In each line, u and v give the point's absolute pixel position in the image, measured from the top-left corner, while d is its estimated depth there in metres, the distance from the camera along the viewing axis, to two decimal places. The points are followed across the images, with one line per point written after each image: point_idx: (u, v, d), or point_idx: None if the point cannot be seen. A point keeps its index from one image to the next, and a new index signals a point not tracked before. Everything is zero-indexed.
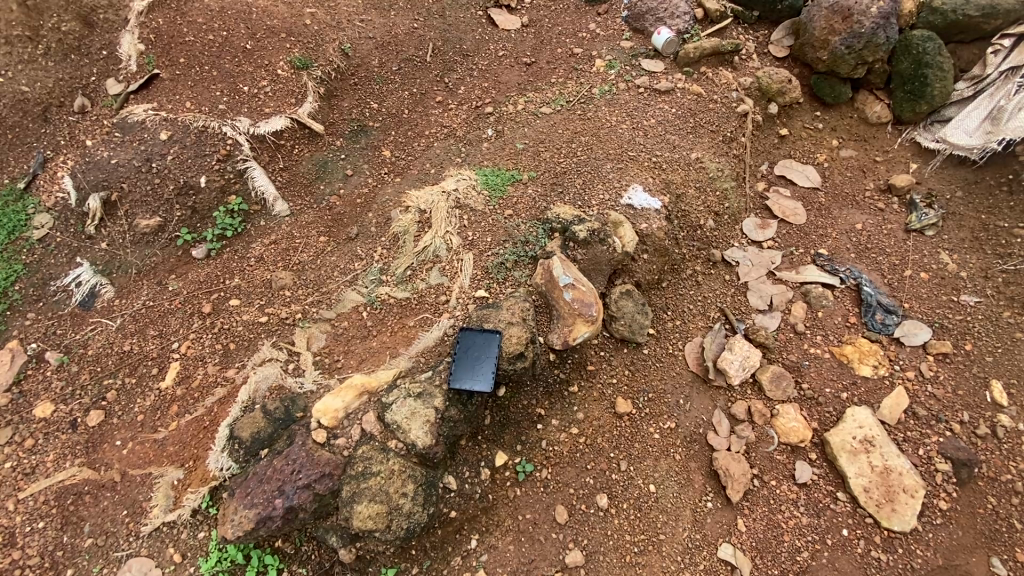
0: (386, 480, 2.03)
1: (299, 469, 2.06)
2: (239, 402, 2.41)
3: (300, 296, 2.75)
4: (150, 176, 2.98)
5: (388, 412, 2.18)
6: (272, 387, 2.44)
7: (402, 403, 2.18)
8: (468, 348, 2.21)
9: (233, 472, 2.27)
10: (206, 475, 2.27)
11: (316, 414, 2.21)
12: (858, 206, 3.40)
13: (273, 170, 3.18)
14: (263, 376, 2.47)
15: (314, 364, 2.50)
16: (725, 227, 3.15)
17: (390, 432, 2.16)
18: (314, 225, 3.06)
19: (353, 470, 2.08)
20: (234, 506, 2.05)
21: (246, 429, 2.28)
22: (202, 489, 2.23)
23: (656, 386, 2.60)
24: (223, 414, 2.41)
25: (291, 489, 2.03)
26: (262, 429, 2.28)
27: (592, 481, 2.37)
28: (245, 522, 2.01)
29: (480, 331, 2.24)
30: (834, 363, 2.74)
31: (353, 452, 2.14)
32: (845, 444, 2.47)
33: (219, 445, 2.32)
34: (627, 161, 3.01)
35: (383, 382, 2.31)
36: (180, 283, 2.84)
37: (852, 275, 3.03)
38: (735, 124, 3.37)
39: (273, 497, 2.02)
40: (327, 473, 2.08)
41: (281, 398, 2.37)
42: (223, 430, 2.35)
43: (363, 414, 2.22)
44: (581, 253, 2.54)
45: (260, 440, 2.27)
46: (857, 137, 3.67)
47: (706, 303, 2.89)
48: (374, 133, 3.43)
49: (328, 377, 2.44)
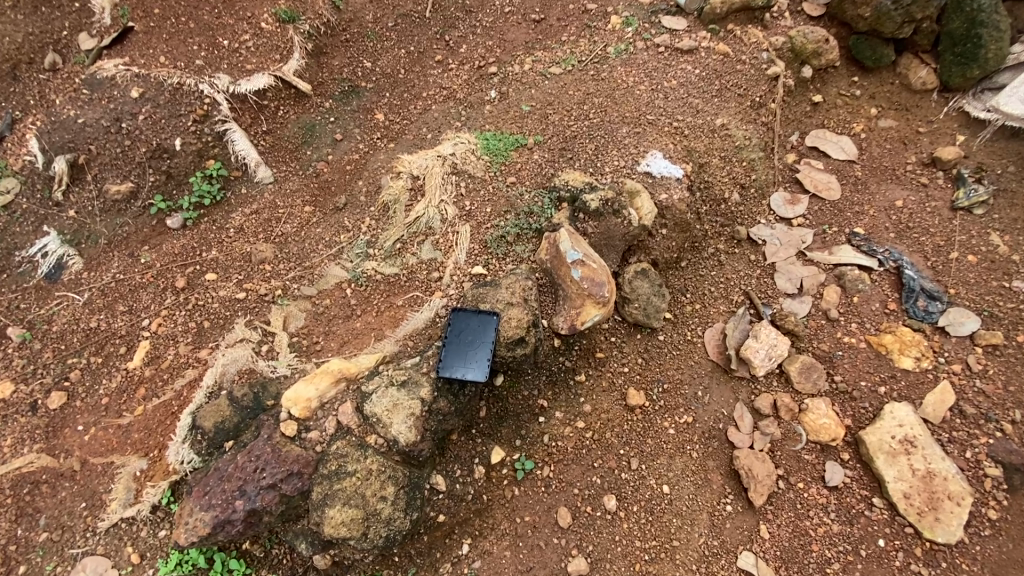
0: (361, 482, 1.81)
1: (262, 468, 1.81)
2: (205, 387, 2.17)
3: (281, 271, 2.50)
4: (119, 138, 2.74)
5: (367, 404, 1.93)
6: (241, 372, 2.20)
7: (384, 394, 1.93)
8: (460, 331, 1.96)
9: (194, 466, 2.04)
10: (166, 468, 2.05)
11: (285, 405, 1.94)
12: (898, 182, 3.09)
13: (255, 133, 2.90)
14: (231, 359, 2.22)
15: (290, 346, 2.26)
16: (751, 202, 2.86)
17: (369, 426, 1.92)
18: (298, 193, 2.81)
19: (326, 468, 1.85)
20: (188, 507, 1.82)
21: (208, 419, 2.06)
22: (162, 484, 2.02)
23: (673, 376, 2.34)
24: (189, 399, 2.18)
25: (254, 491, 1.80)
26: (226, 419, 2.06)
27: (599, 481, 2.13)
28: (200, 527, 1.78)
29: (477, 313, 1.98)
30: (871, 354, 2.46)
31: (325, 449, 1.89)
32: (883, 445, 2.21)
33: (179, 435, 2.08)
34: (646, 125, 2.62)
35: (362, 369, 2.05)
36: (153, 254, 2.67)
37: (892, 257, 2.73)
38: (764, 89, 3.04)
39: (233, 499, 1.79)
40: (295, 473, 1.83)
41: (250, 385, 2.14)
42: (184, 420, 2.10)
43: (339, 405, 1.97)
44: (592, 226, 2.25)
45: (223, 431, 2.05)
46: (896, 106, 3.35)
47: (729, 285, 2.61)
48: (366, 95, 3.13)
49: (304, 361, 2.20)
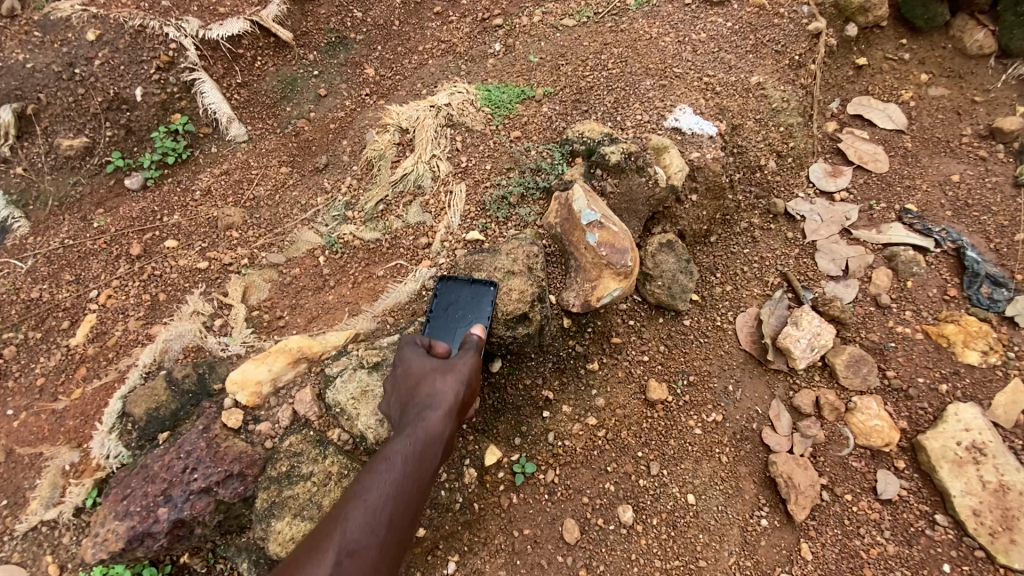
0: (317, 489, 1.54)
1: (193, 468, 1.53)
2: (140, 366, 1.85)
3: (249, 238, 2.18)
4: (72, 85, 2.41)
5: (330, 390, 1.64)
6: (186, 350, 1.89)
7: (350, 379, 1.63)
8: (450, 301, 1.70)
9: (122, 461, 1.73)
10: (88, 465, 1.73)
11: (230, 388, 1.65)
12: (953, 155, 2.74)
13: (228, 85, 2.57)
14: (175, 334, 1.90)
15: (247, 321, 1.94)
16: (788, 172, 2.51)
17: (332, 418, 1.65)
18: (274, 153, 2.48)
19: (273, 470, 1.58)
20: (102, 515, 1.53)
21: (140, 405, 1.75)
22: (87, 483, 1.70)
23: (699, 367, 2.01)
24: (122, 381, 1.86)
25: (181, 496, 1.51)
26: (162, 406, 1.75)
27: (613, 489, 1.81)
28: (111, 540, 1.49)
29: (471, 281, 1.71)
30: (929, 347, 2.12)
31: (277, 445, 1.63)
32: (946, 453, 1.88)
33: (105, 425, 1.76)
34: (672, 78, 2.28)
35: (327, 348, 1.75)
36: (107, 218, 2.35)
37: (951, 237, 2.38)
38: (805, 47, 2.67)
39: (155, 507, 1.50)
40: (235, 474, 1.55)
41: (194, 365, 1.82)
42: (114, 405, 1.79)
43: (297, 391, 1.68)
44: (612, 184, 1.91)
45: (157, 420, 1.74)
46: (948, 73, 2.99)
47: (764, 265, 2.27)
48: (355, 47, 2.79)
49: (262, 338, 1.89)
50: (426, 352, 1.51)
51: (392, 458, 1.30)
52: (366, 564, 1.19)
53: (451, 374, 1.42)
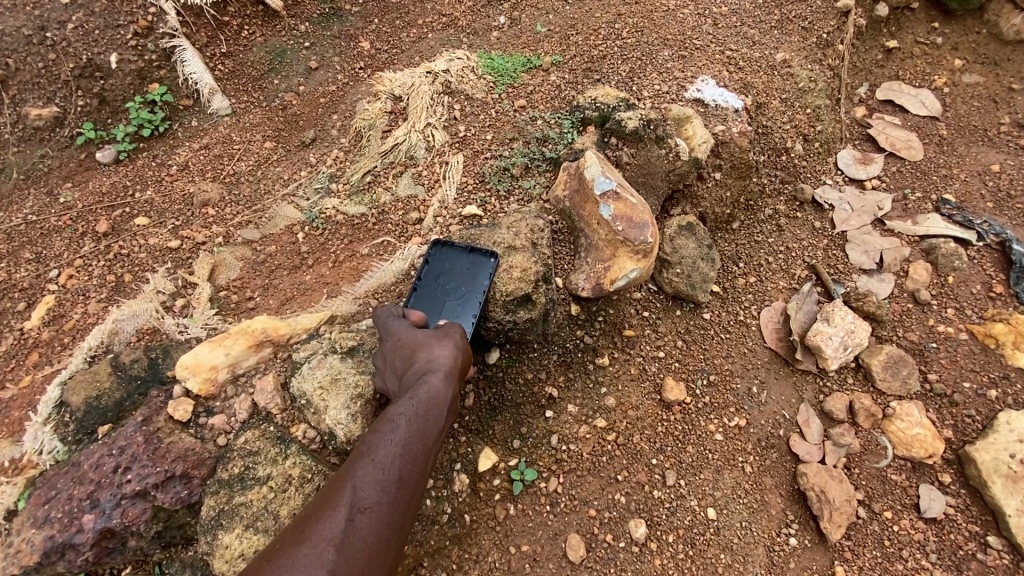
0: (272, 496, 1.38)
1: (127, 467, 1.34)
2: (85, 348, 1.65)
3: (226, 215, 1.99)
4: (42, 50, 2.23)
5: (296, 378, 1.50)
6: (141, 331, 1.68)
7: (320, 367, 1.49)
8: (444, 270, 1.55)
9: (56, 457, 1.51)
10: (24, 461, 1.50)
11: (181, 373, 1.48)
12: (991, 144, 2.54)
13: (212, 54, 2.39)
14: (127, 315, 1.69)
15: (212, 302, 1.74)
16: (815, 157, 2.31)
17: (298, 412, 1.50)
18: (259, 128, 2.29)
19: (225, 472, 1.40)
20: (20, 520, 1.33)
21: (79, 394, 1.55)
22: (17, 483, 1.47)
23: (720, 365, 1.81)
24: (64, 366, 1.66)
25: (110, 502, 1.32)
26: (104, 394, 1.55)
27: (623, 501, 1.60)
28: (26, 552, 1.29)
29: (470, 250, 1.54)
30: (974, 348, 1.91)
31: (230, 442, 1.46)
32: (1000, 466, 1.67)
33: (41, 414, 1.55)
34: (692, 49, 2.09)
35: (294, 332, 1.58)
36: (75, 194, 2.17)
37: (994, 229, 2.17)
38: (833, 25, 2.49)
39: (79, 514, 1.31)
40: (177, 475, 1.37)
41: (145, 349, 1.62)
42: (53, 393, 1.58)
43: (259, 380, 1.52)
44: (628, 154, 1.72)
45: (98, 410, 1.54)
46: (984, 59, 2.80)
47: (790, 256, 2.07)
48: (350, 19, 2.61)
49: (226, 321, 1.69)
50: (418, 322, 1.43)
51: (396, 417, 1.20)
52: (377, 522, 1.07)
53: (447, 338, 1.36)
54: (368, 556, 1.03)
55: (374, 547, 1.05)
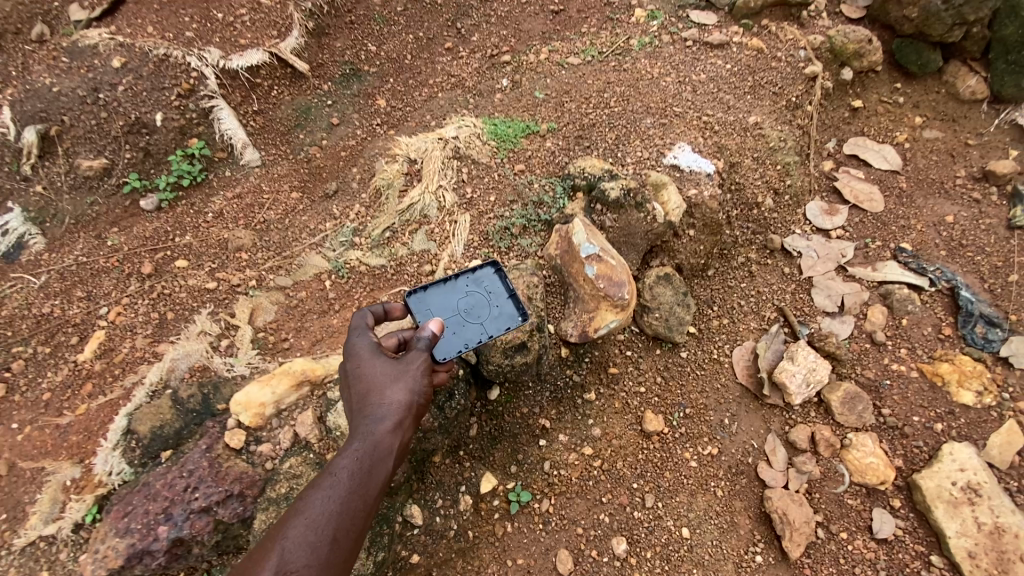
0: None
1: (194, 487, 1.60)
2: (147, 384, 1.90)
3: (258, 260, 2.24)
4: (95, 110, 2.51)
5: (331, 413, 1.73)
6: (192, 369, 1.93)
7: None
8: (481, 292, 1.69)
9: (124, 478, 1.77)
10: (93, 481, 1.76)
11: (235, 409, 1.73)
12: (948, 196, 2.80)
13: (245, 112, 2.68)
14: (182, 354, 1.95)
15: (253, 343, 2.00)
16: (785, 209, 2.57)
17: (331, 440, 1.72)
18: (287, 179, 2.56)
19: (273, 492, 1.67)
20: (101, 532, 1.57)
21: (145, 423, 1.82)
22: (88, 499, 1.73)
23: (695, 400, 2.04)
24: (128, 398, 1.91)
25: (181, 516, 1.57)
26: (167, 424, 1.83)
27: (607, 520, 1.82)
28: (110, 558, 1.54)
29: (510, 298, 1.67)
30: (924, 385, 2.14)
31: (276, 466, 1.70)
32: (942, 493, 1.88)
33: (110, 441, 1.81)
34: (672, 117, 2.37)
35: (329, 372, 1.81)
36: (121, 237, 2.42)
37: (945, 276, 2.43)
38: (801, 89, 2.79)
39: (154, 526, 1.56)
40: (234, 494, 1.63)
41: (199, 385, 1.90)
42: (119, 421, 1.84)
43: (299, 414, 1.75)
44: (610, 219, 1.97)
45: (161, 438, 1.82)
46: (942, 116, 3.09)
47: (760, 299, 2.31)
48: (368, 79, 2.90)
49: (267, 360, 1.96)
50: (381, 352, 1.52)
51: (337, 474, 1.33)
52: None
53: (404, 382, 1.44)
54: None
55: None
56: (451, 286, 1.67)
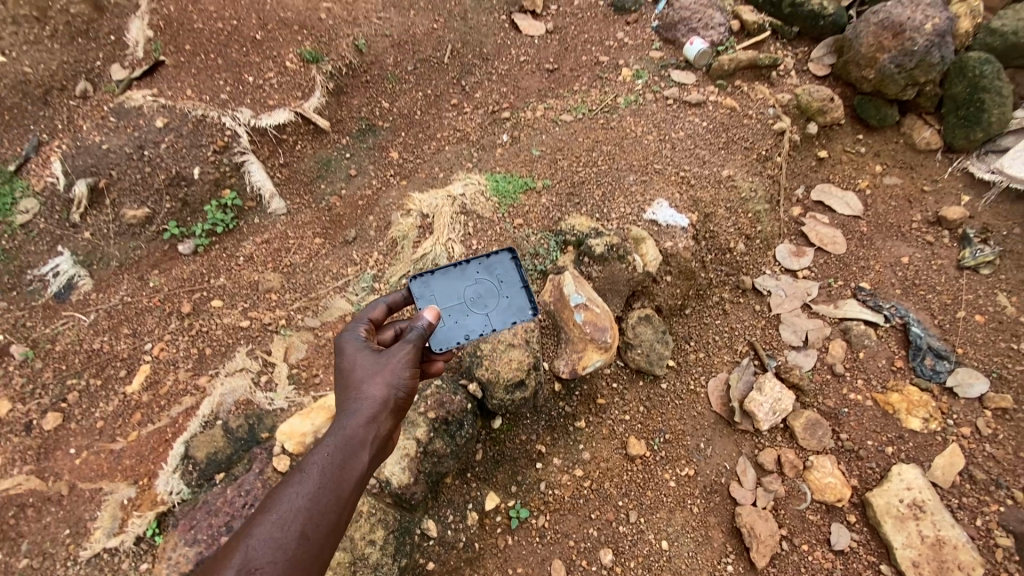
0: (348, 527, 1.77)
1: (250, 503, 1.90)
2: (200, 416, 2.18)
3: (287, 301, 2.56)
4: (140, 165, 2.82)
5: None
6: (238, 402, 2.23)
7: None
8: (490, 281, 1.89)
9: (183, 497, 2.03)
10: (155, 498, 2.03)
11: (279, 438, 2.01)
12: (904, 239, 3.10)
13: (272, 165, 2.99)
14: (229, 389, 2.25)
15: (289, 379, 2.31)
16: (756, 252, 2.86)
17: None
18: (310, 226, 2.87)
19: None
20: (173, 541, 1.89)
21: (201, 449, 2.10)
22: (149, 515, 1.99)
23: (675, 426, 2.30)
24: (183, 427, 2.18)
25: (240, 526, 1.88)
26: (220, 450, 2.11)
27: (596, 534, 2.07)
28: (182, 562, 1.84)
29: (518, 294, 1.88)
30: (877, 413, 2.41)
31: None
32: (891, 509, 2.14)
33: (170, 464, 2.08)
34: (652, 174, 2.72)
35: None
36: (161, 279, 2.70)
37: (899, 313, 2.72)
38: (770, 143, 3.11)
39: (219, 534, 1.87)
40: None
41: (246, 416, 2.19)
42: (177, 448, 2.12)
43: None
44: (596, 270, 2.27)
45: (216, 462, 2.09)
46: (901, 164, 3.39)
47: (733, 335, 2.60)
48: (382, 133, 3.23)
49: (302, 395, 2.26)
50: (364, 350, 1.63)
51: (309, 470, 1.40)
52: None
53: (380, 379, 1.54)
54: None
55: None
56: (467, 273, 1.87)
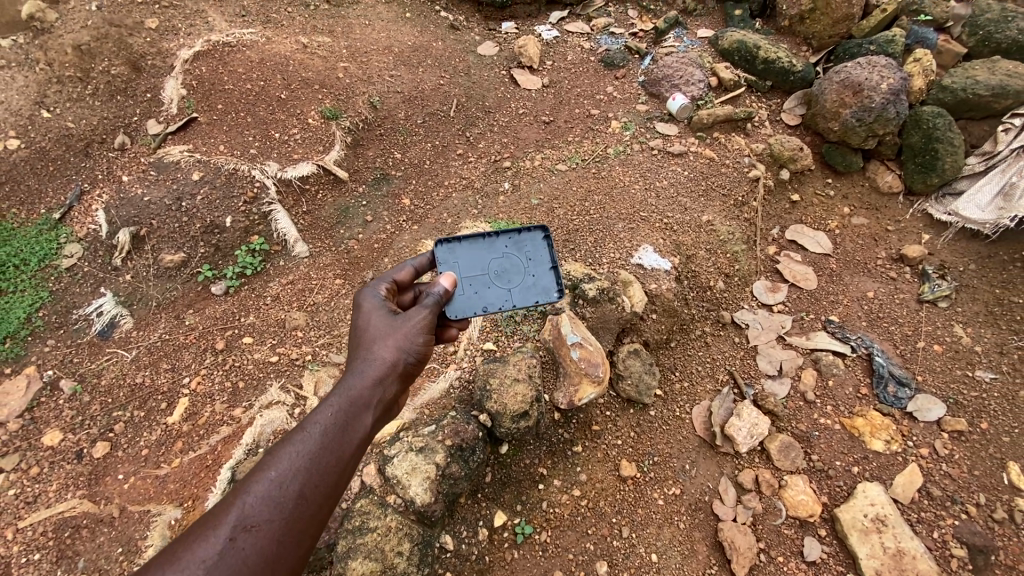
0: (382, 537, 1.99)
1: None
2: (243, 445, 2.45)
3: (312, 338, 2.87)
4: (178, 214, 3.14)
5: (389, 466, 2.15)
6: (276, 432, 2.50)
7: (405, 457, 2.15)
8: (521, 256, 2.11)
9: None
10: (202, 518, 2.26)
11: None
12: (870, 274, 3.41)
13: (296, 213, 3.31)
14: (267, 420, 2.53)
15: None
16: (735, 288, 3.16)
17: (390, 487, 2.13)
18: (331, 268, 3.17)
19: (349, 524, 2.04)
20: None
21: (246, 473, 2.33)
22: None
23: (663, 450, 2.57)
24: (226, 453, 2.45)
25: None
26: None
27: (592, 548, 2.31)
28: None
29: (544, 277, 2.10)
30: (845, 435, 2.69)
31: (351, 506, 2.09)
32: (856, 522, 2.39)
33: (218, 487, 2.34)
34: (639, 221, 3.09)
35: (385, 435, 2.31)
36: (196, 317, 2.94)
37: (864, 344, 3.01)
38: (746, 190, 3.44)
39: None
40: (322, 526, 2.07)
41: None
42: (224, 472, 2.38)
43: (364, 465, 2.20)
44: (589, 311, 2.56)
45: None
46: (867, 206, 3.72)
47: (715, 365, 2.88)
48: (395, 182, 3.56)
49: None
50: (378, 312, 1.78)
51: (311, 431, 1.49)
52: (260, 539, 1.32)
53: (392, 343, 1.69)
54: (249, 569, 1.29)
55: (254, 564, 1.30)
56: (500, 246, 2.09)
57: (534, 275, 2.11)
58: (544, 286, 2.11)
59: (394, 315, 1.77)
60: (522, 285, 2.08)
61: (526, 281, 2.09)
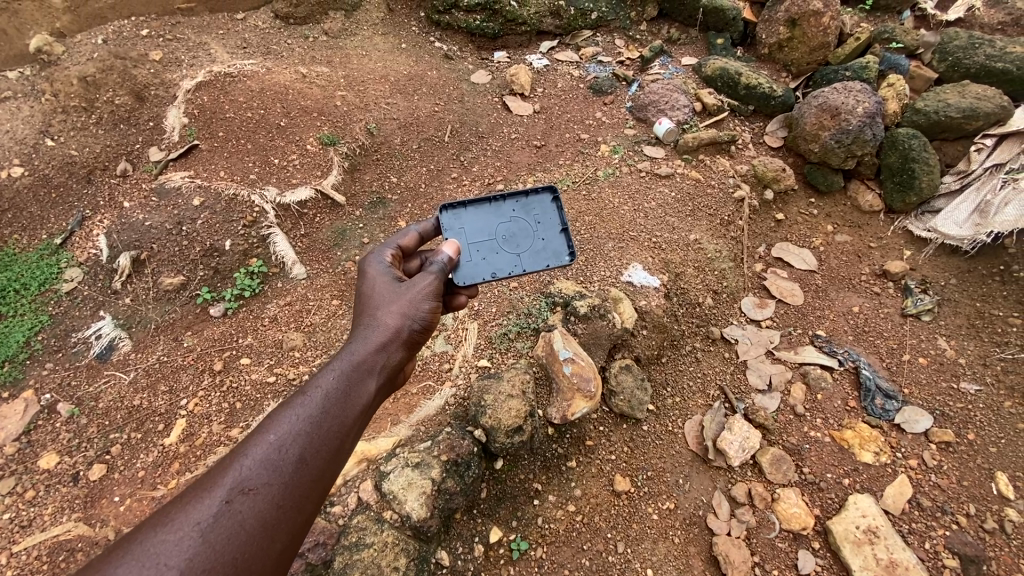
0: (379, 553, 2.01)
1: None
2: None
3: (309, 357, 2.91)
4: (179, 239, 3.21)
5: (385, 481, 2.18)
6: None
7: (400, 472, 2.18)
8: (530, 220, 2.22)
9: None
10: None
11: None
12: (855, 290, 3.50)
13: (295, 236, 3.40)
14: None
15: None
16: (724, 305, 3.24)
17: (386, 502, 2.15)
18: (328, 289, 3.23)
19: (347, 540, 2.05)
20: None
21: None
22: None
23: (656, 464, 2.60)
24: None
25: None
26: None
27: (588, 563, 2.32)
28: None
29: (556, 239, 2.19)
30: (834, 448, 2.74)
31: (347, 522, 2.11)
32: (849, 534, 2.41)
33: None
34: (628, 241, 3.19)
35: (383, 450, 2.32)
36: (194, 339, 2.97)
37: (851, 357, 3.08)
38: (732, 210, 3.56)
39: None
40: (321, 542, 2.03)
41: None
42: None
43: (361, 482, 2.22)
44: (581, 328, 2.62)
45: None
46: (850, 224, 3.84)
47: (706, 380, 2.94)
48: (391, 205, 3.66)
49: None
50: (382, 280, 1.88)
51: (313, 396, 1.52)
52: (258, 502, 1.32)
53: (396, 308, 1.78)
54: (246, 533, 1.27)
55: (252, 528, 1.28)
56: (510, 210, 2.21)
57: (544, 239, 2.21)
58: (554, 249, 2.20)
59: (398, 283, 1.86)
60: (532, 248, 2.17)
61: (536, 245, 2.19)
